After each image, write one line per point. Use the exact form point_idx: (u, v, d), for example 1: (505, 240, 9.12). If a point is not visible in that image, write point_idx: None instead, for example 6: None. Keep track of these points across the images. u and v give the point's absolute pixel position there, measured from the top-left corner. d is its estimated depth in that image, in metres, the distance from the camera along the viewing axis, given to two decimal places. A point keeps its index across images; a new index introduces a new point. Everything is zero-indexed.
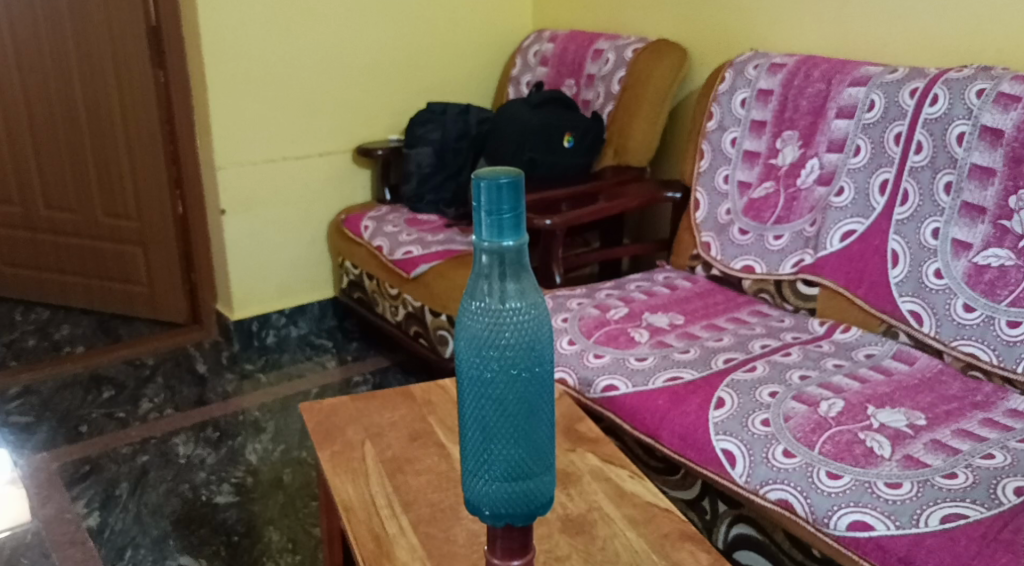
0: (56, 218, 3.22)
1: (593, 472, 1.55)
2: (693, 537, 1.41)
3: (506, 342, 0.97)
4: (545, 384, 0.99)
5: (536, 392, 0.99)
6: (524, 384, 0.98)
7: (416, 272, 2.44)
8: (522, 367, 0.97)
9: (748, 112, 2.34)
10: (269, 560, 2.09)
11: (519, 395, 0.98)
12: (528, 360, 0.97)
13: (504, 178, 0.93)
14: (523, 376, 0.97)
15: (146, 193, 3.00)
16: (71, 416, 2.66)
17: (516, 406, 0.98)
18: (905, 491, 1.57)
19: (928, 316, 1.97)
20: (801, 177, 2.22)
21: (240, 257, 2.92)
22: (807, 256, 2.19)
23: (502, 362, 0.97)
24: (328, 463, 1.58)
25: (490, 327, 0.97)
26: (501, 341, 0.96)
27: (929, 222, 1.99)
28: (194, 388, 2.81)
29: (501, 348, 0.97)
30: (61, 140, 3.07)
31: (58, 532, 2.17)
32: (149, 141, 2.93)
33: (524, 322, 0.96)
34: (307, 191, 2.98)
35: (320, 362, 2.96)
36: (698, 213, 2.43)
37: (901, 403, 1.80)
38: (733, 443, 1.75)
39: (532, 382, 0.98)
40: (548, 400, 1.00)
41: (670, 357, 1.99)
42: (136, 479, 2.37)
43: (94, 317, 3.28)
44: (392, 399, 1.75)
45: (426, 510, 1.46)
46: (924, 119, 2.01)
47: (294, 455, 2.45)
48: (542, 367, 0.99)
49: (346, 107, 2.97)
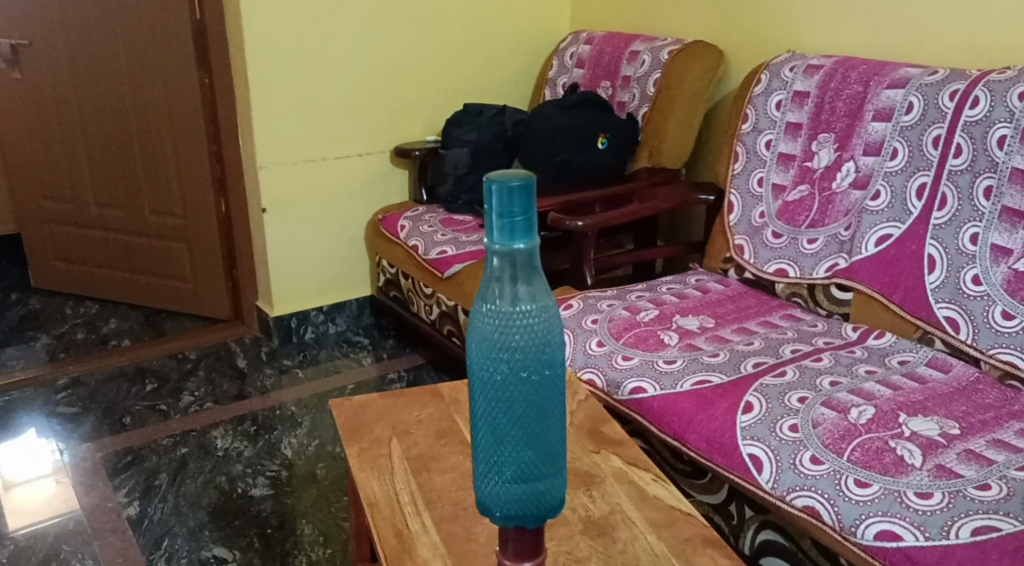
0: (106, 216, 3.30)
1: (616, 474, 1.55)
2: (715, 543, 1.41)
3: (516, 344, 0.98)
4: (556, 387, 1.01)
5: (547, 395, 1.00)
6: (534, 387, 0.99)
7: (450, 272, 2.48)
8: (532, 370, 0.99)
9: (784, 115, 2.33)
10: (301, 553, 2.13)
11: (529, 397, 0.99)
12: (539, 362, 0.99)
13: (515, 181, 0.95)
14: (533, 378, 0.99)
15: (191, 191, 3.06)
16: (116, 407, 2.73)
17: (526, 408, 0.99)
18: (936, 502, 1.56)
19: (965, 323, 1.95)
20: (836, 180, 2.21)
21: (280, 255, 2.97)
22: (841, 260, 2.17)
23: (512, 364, 0.98)
24: (354, 459, 1.61)
25: (501, 329, 0.98)
26: (512, 342, 0.98)
27: (968, 227, 1.96)
28: (234, 382, 2.87)
29: (512, 350, 0.98)
30: (111, 138, 3.15)
31: (99, 520, 2.23)
32: (193, 140, 2.99)
33: (534, 324, 0.98)
34: (346, 191, 3.02)
35: (357, 359, 3.00)
36: (732, 216, 2.41)
37: (934, 411, 1.78)
38: (760, 448, 1.74)
39: (542, 384, 1.00)
40: (558, 403, 1.02)
41: (699, 360, 1.98)
42: (175, 470, 2.43)
43: (140, 311, 3.37)
44: (421, 397, 1.78)
45: (449, 509, 1.48)
46: (964, 122, 1.99)
47: (329, 450, 2.49)
48: (551, 370, 1.00)
49: (385, 108, 3.00)
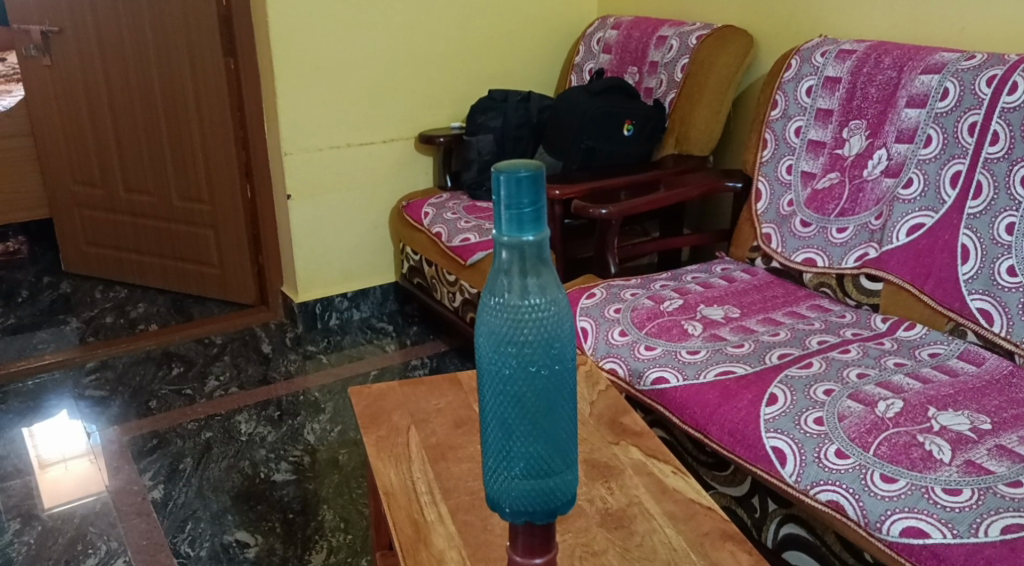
0: (136, 202, 3.32)
1: (636, 466, 1.53)
2: (734, 537, 1.39)
3: (525, 338, 0.96)
4: (565, 382, 0.99)
5: (556, 390, 0.98)
6: (543, 382, 0.97)
7: (473, 259, 2.47)
8: (541, 365, 0.97)
9: (814, 101, 2.28)
10: (322, 538, 2.13)
11: (537, 392, 0.97)
12: (548, 356, 0.97)
13: (523, 172, 0.92)
14: (542, 373, 0.97)
15: (218, 176, 3.07)
16: (142, 391, 2.75)
17: (534, 403, 0.97)
18: (964, 499, 1.52)
19: (999, 315, 1.90)
20: (868, 168, 2.16)
21: (305, 240, 2.97)
22: (872, 249, 2.12)
23: (520, 359, 0.97)
24: (372, 447, 1.60)
25: (509, 322, 0.96)
26: (520, 336, 0.96)
27: (1004, 216, 1.91)
28: (258, 366, 2.88)
29: (520, 345, 0.96)
30: (141, 125, 3.17)
31: (125, 503, 2.25)
32: (220, 127, 2.99)
33: (544, 318, 0.96)
34: (371, 177, 3.01)
35: (380, 346, 2.99)
36: (760, 204, 2.37)
37: (964, 405, 1.74)
38: (784, 441, 1.71)
39: (550, 379, 0.98)
40: (568, 398, 0.99)
41: (724, 351, 1.95)
42: (200, 453, 2.44)
43: (169, 296, 3.39)
44: (440, 385, 1.77)
45: (465, 499, 1.47)
46: (1001, 108, 1.93)
47: (351, 436, 2.49)
48: (561, 365, 0.98)
49: (410, 94, 2.99)
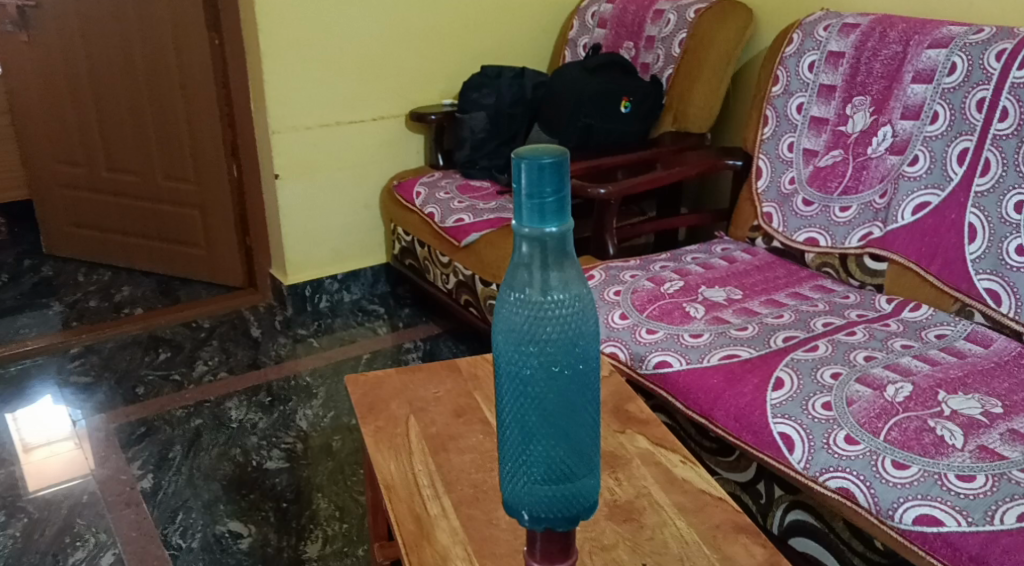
0: (119, 181, 3.24)
1: (643, 455, 1.49)
2: (747, 529, 1.35)
3: (547, 337, 0.91)
4: (589, 383, 0.93)
5: (579, 391, 0.93)
6: (565, 382, 0.92)
7: (468, 240, 2.41)
8: (564, 365, 0.92)
9: (817, 76, 2.22)
10: (317, 528, 2.08)
11: (559, 394, 0.92)
12: (572, 356, 0.92)
13: (546, 158, 0.87)
14: (564, 374, 0.92)
15: (203, 155, 3.00)
16: (130, 376, 2.69)
17: (556, 405, 0.92)
18: (978, 485, 1.49)
19: (1007, 296, 1.86)
20: (872, 145, 2.11)
21: (294, 221, 2.91)
22: (876, 229, 2.08)
23: (542, 359, 0.91)
24: (370, 439, 1.55)
25: (531, 320, 0.91)
26: (542, 335, 0.91)
27: (1012, 194, 1.87)
28: (248, 350, 2.81)
29: (542, 344, 0.91)
30: (123, 102, 3.08)
31: (113, 493, 2.19)
32: (205, 105, 2.91)
33: (566, 316, 0.91)
34: (360, 155, 2.94)
35: (372, 328, 2.93)
36: (760, 182, 2.32)
37: (974, 389, 1.71)
38: (791, 427, 1.67)
39: (573, 379, 0.92)
40: (591, 400, 0.94)
41: (727, 334, 1.91)
42: (190, 441, 2.39)
43: (155, 278, 3.32)
44: (438, 372, 1.72)
45: (468, 492, 1.42)
46: (1010, 83, 1.89)
47: (345, 422, 2.44)
48: (585, 365, 0.93)
49: (400, 71, 2.91)
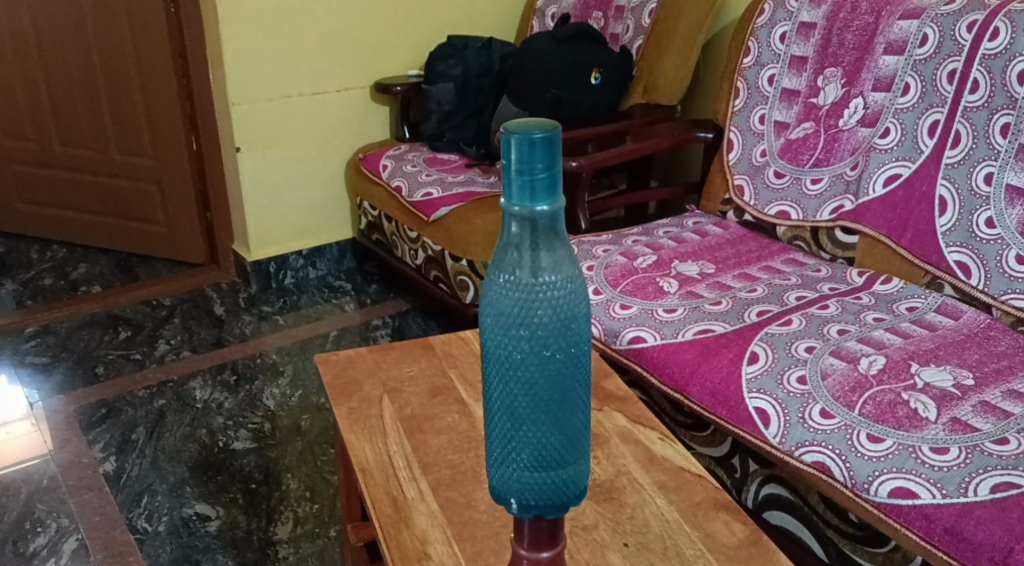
0: (72, 155, 3.14)
1: (622, 433, 1.48)
2: (728, 507, 1.34)
3: (538, 320, 0.88)
4: (581, 367, 0.91)
5: (571, 375, 0.90)
6: (557, 366, 0.89)
7: (437, 215, 2.37)
8: (555, 348, 0.89)
9: (788, 48, 2.21)
10: (287, 509, 2.05)
11: (551, 378, 0.90)
12: (563, 339, 0.89)
13: (537, 133, 0.85)
14: (556, 358, 0.89)
15: (160, 128, 2.91)
16: (89, 357, 2.62)
17: (547, 390, 0.90)
18: (952, 457, 1.49)
19: (977, 268, 1.87)
20: (844, 118, 2.10)
21: (257, 196, 2.84)
22: (847, 202, 2.08)
23: (533, 343, 0.89)
24: (344, 420, 1.52)
25: (521, 302, 0.88)
26: (533, 318, 0.88)
27: (982, 166, 1.87)
28: (211, 329, 2.75)
29: (533, 328, 0.88)
30: (74, 73, 2.97)
31: (74, 477, 2.14)
32: (162, 75, 2.83)
33: (558, 298, 0.88)
34: (324, 128, 2.88)
35: (339, 305, 2.89)
36: (731, 154, 2.31)
37: (947, 360, 1.71)
38: (767, 402, 1.67)
39: (565, 363, 0.90)
40: (582, 384, 0.92)
41: (701, 309, 1.90)
42: (153, 423, 2.33)
43: (112, 256, 3.24)
44: (412, 351, 1.69)
45: (446, 473, 1.40)
46: (981, 55, 1.88)
47: (313, 401, 2.40)
48: (577, 348, 0.90)
49: (365, 41, 2.85)
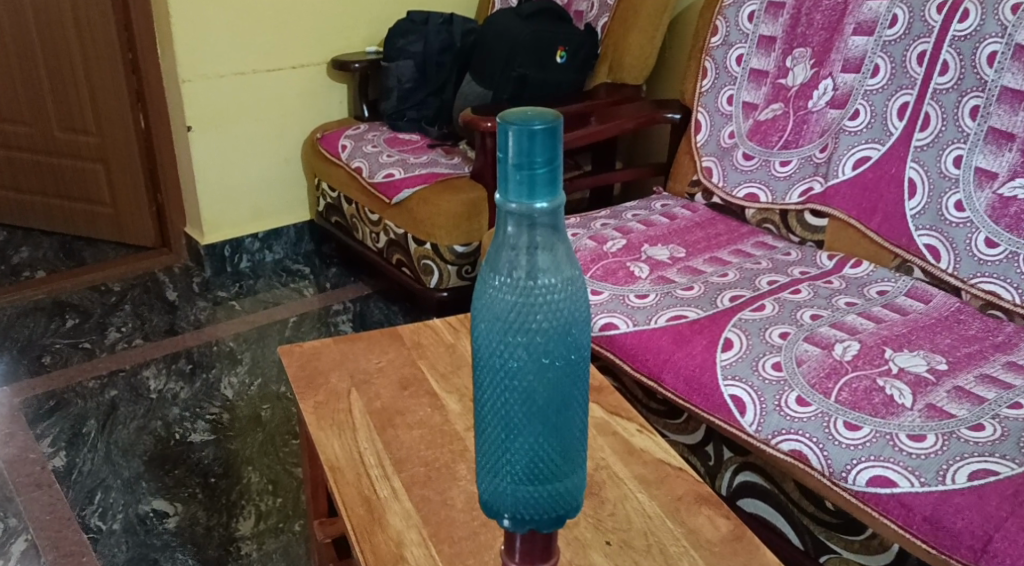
0: (9, 132, 3.00)
1: (599, 426, 1.45)
2: (710, 501, 1.31)
3: (538, 326, 0.84)
4: (581, 375, 0.88)
5: (571, 383, 0.87)
6: (557, 374, 0.86)
7: (399, 198, 2.31)
8: (555, 355, 0.85)
9: (757, 27, 2.18)
10: (249, 503, 1.98)
11: (550, 387, 0.86)
12: (564, 346, 0.85)
13: (537, 125, 0.80)
14: (556, 366, 0.86)
15: (105, 105, 2.79)
16: (33, 346, 2.51)
17: (546, 400, 0.86)
18: (929, 445, 1.47)
19: (946, 252, 1.85)
20: (813, 99, 2.08)
21: (208, 177, 2.75)
22: (816, 184, 2.06)
23: (532, 350, 0.85)
24: (311, 416, 1.46)
25: (520, 306, 0.84)
26: (532, 324, 0.84)
27: (951, 149, 1.86)
28: (165, 315, 2.66)
29: (532, 334, 0.84)
30: (9, 45, 2.82)
31: (22, 474, 2.04)
32: (106, 50, 2.71)
33: (558, 302, 0.84)
34: (279, 106, 2.79)
35: (297, 289, 2.81)
36: (699, 136, 2.29)
37: (919, 345, 1.70)
38: (742, 389, 1.64)
39: (565, 372, 0.86)
40: (582, 391, 0.88)
41: (673, 294, 1.87)
42: (105, 415, 2.24)
43: (55, 239, 3.11)
44: (379, 341, 1.64)
45: (420, 470, 1.35)
46: (951, 36, 1.86)
47: (273, 389, 2.33)
48: (577, 355, 0.86)
49: (321, 16, 2.76)
